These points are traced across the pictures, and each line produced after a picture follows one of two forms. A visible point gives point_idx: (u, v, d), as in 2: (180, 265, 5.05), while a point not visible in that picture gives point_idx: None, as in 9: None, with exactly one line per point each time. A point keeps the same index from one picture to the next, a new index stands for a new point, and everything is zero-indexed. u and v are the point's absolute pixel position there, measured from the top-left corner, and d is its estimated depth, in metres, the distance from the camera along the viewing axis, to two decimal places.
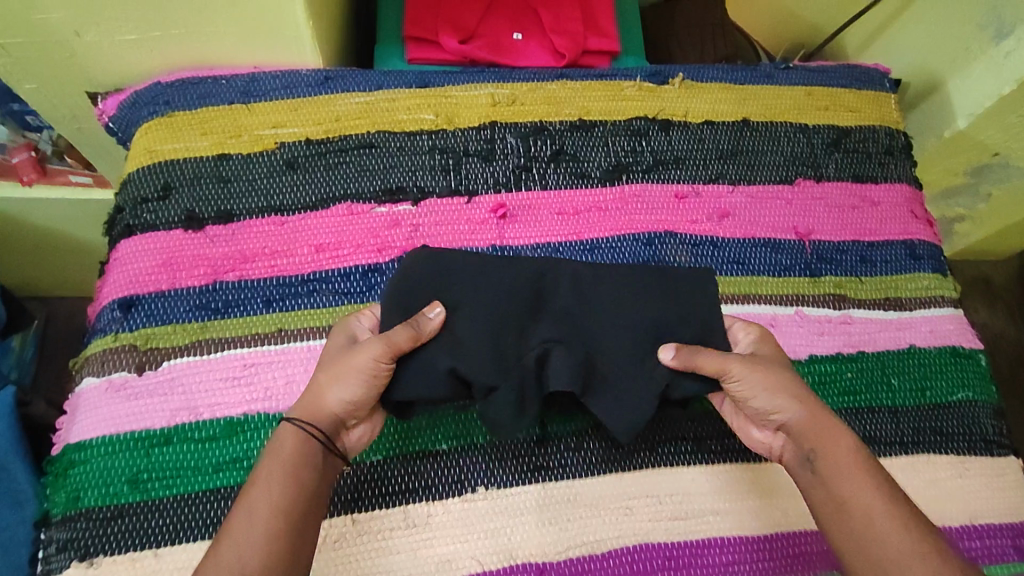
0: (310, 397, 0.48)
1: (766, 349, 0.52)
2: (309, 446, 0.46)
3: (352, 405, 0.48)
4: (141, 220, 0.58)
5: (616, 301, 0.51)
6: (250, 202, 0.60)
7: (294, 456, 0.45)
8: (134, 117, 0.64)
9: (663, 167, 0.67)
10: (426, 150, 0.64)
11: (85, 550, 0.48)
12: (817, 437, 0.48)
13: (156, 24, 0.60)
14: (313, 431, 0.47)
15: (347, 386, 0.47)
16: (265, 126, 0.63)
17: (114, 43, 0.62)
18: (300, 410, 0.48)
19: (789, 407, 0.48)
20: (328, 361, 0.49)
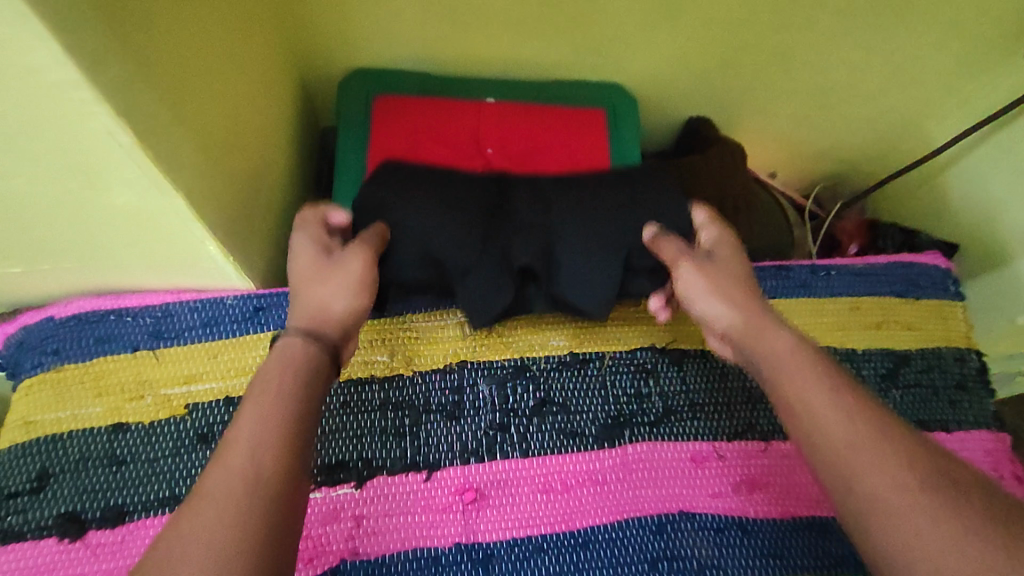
0: (308, 306, 0.45)
1: (726, 247, 0.50)
2: (314, 360, 0.42)
3: (350, 325, 0.46)
4: (4, 524, 0.46)
5: (593, 283, 0.51)
6: (147, 492, 0.47)
7: (292, 390, 0.39)
8: (20, 360, 0.53)
9: (674, 416, 0.54)
10: (378, 407, 0.51)
11: None
12: (784, 369, 0.42)
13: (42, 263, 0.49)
14: (320, 337, 0.43)
15: (347, 292, 0.46)
16: (176, 382, 0.51)
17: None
18: (302, 319, 0.44)
19: (728, 311, 0.46)
20: (312, 266, 0.47)
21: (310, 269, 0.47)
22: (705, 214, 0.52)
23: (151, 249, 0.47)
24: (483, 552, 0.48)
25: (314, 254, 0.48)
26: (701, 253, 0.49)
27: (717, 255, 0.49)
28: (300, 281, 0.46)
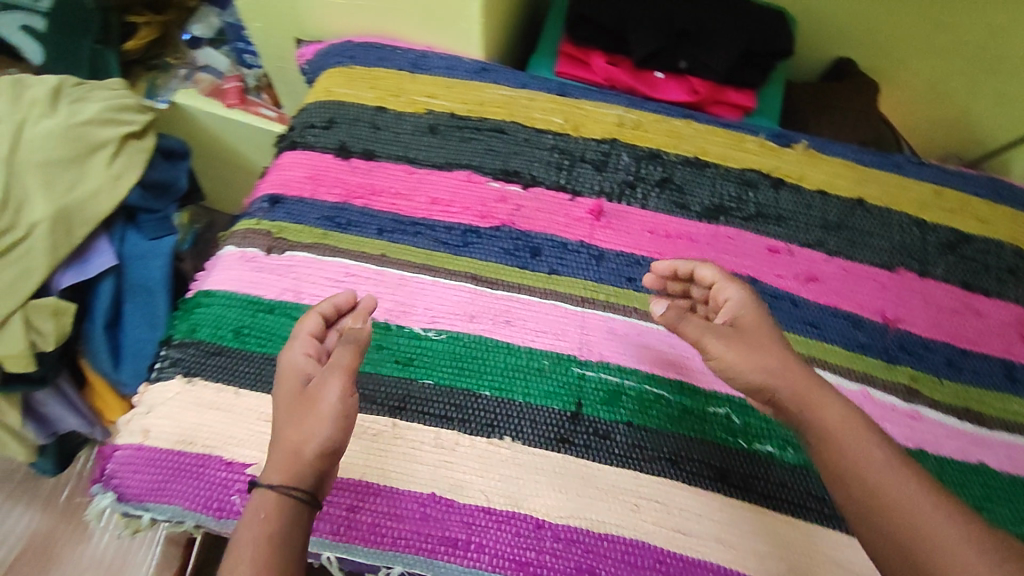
0: (284, 456, 0.45)
1: (750, 314, 0.53)
2: (293, 514, 0.44)
3: (330, 448, 0.46)
4: (306, 140, 0.71)
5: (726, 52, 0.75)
6: (391, 150, 0.71)
7: (271, 523, 0.43)
8: (323, 63, 0.79)
9: (763, 220, 0.69)
10: (548, 147, 0.71)
11: (186, 370, 0.59)
12: (800, 403, 0.48)
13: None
14: (297, 492, 0.44)
15: (319, 434, 0.45)
16: (421, 94, 0.73)
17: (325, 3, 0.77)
18: (279, 473, 0.45)
19: (763, 375, 0.49)
20: (296, 397, 0.48)
21: (297, 406, 0.47)
22: (711, 270, 0.55)
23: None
24: (599, 252, 0.66)
25: (297, 387, 0.49)
26: (726, 327, 0.52)
27: (741, 321, 0.52)
28: (281, 403, 0.48)
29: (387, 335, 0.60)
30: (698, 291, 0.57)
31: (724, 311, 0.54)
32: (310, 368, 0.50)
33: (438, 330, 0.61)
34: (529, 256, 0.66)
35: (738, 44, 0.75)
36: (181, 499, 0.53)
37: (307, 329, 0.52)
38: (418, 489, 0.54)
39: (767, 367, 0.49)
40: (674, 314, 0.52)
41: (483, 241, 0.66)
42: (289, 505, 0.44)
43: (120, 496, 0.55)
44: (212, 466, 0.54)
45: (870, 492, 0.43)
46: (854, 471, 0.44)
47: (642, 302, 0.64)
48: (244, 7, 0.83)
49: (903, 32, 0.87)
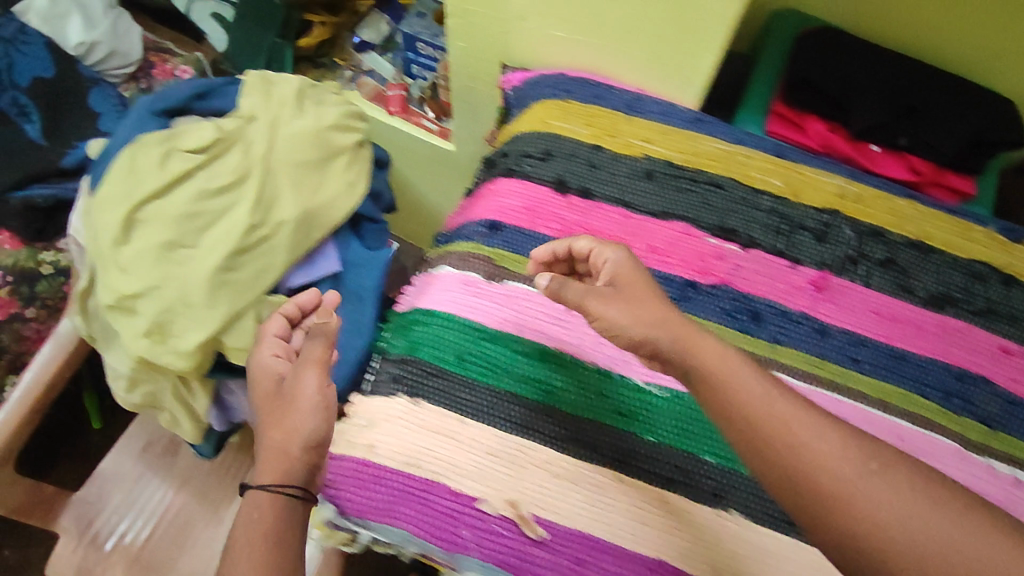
0: (271, 455, 0.52)
1: (628, 269, 0.53)
2: (289, 505, 0.51)
3: (319, 437, 0.53)
4: (522, 169, 0.71)
5: (958, 136, 0.73)
6: (608, 190, 0.70)
7: (267, 524, 0.49)
8: (533, 93, 0.78)
9: (995, 317, 0.65)
10: (767, 209, 0.70)
11: (410, 390, 0.59)
12: (721, 372, 0.45)
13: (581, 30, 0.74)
14: (293, 488, 0.51)
15: (306, 425, 0.53)
16: (637, 138, 0.72)
17: (543, 33, 0.77)
18: (267, 474, 0.51)
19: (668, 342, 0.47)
20: (267, 389, 0.56)
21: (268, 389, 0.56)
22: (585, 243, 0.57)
23: (667, 41, 0.70)
24: (822, 327, 0.64)
25: (273, 387, 0.56)
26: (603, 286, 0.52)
27: (618, 282, 0.52)
28: (263, 401, 0.55)
29: (611, 384, 0.59)
30: (582, 266, 0.59)
31: (604, 273, 0.54)
32: (284, 370, 0.57)
33: (661, 386, 0.58)
34: (750, 320, 0.64)
35: (970, 130, 0.74)
36: (408, 525, 0.54)
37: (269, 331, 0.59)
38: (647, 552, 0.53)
39: (646, 318, 0.48)
40: (555, 282, 0.53)
41: (701, 298, 0.65)
42: (285, 501, 0.50)
43: (341, 509, 0.56)
44: (439, 493, 0.54)
45: (809, 488, 0.40)
46: (782, 441, 0.42)
47: (867, 387, 0.62)
48: (453, 26, 0.83)
49: None
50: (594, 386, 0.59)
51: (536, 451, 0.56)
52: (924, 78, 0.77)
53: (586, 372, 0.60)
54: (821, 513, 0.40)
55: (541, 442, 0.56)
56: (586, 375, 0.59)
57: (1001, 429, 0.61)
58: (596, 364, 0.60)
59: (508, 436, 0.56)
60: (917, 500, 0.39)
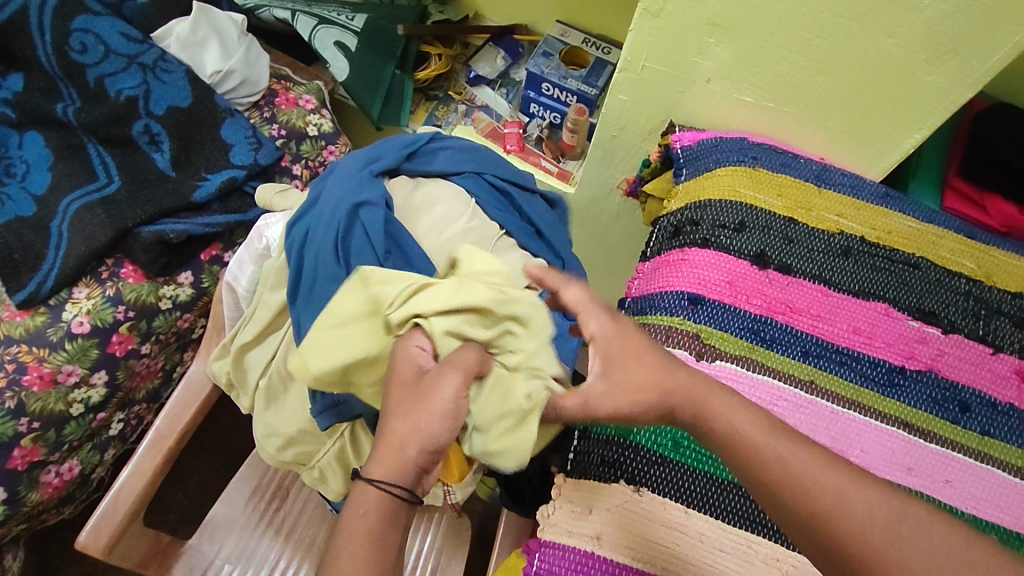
0: (387, 448, 0.46)
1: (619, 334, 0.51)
2: (394, 510, 0.45)
3: (432, 446, 0.46)
4: (718, 239, 0.69)
5: None
6: (806, 266, 0.68)
7: (376, 518, 0.44)
8: (711, 154, 0.78)
9: None
10: (963, 292, 0.69)
11: (629, 477, 0.56)
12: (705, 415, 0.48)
13: (774, 97, 0.75)
14: (402, 490, 0.45)
15: (428, 430, 0.46)
16: (830, 212, 0.72)
17: (728, 97, 0.78)
18: (381, 467, 0.45)
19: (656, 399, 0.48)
20: (404, 384, 0.48)
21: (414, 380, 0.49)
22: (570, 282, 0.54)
23: (869, 117, 0.72)
24: None
25: (417, 370, 0.49)
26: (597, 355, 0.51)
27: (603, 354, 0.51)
28: (392, 385, 0.48)
29: None
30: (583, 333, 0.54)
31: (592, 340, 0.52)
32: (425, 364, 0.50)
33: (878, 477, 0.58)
34: (959, 410, 0.62)
35: None
36: None
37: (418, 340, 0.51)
38: None
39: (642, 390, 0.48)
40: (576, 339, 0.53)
41: (910, 385, 0.63)
42: (391, 500, 0.45)
43: None
44: None
45: (806, 509, 0.43)
46: (786, 481, 0.44)
47: None
48: (621, 79, 0.82)
49: None
50: None
51: (763, 546, 0.53)
52: None
53: None
54: (845, 545, 0.42)
55: (774, 539, 0.53)
56: None
57: None
58: None
59: (732, 529, 0.54)
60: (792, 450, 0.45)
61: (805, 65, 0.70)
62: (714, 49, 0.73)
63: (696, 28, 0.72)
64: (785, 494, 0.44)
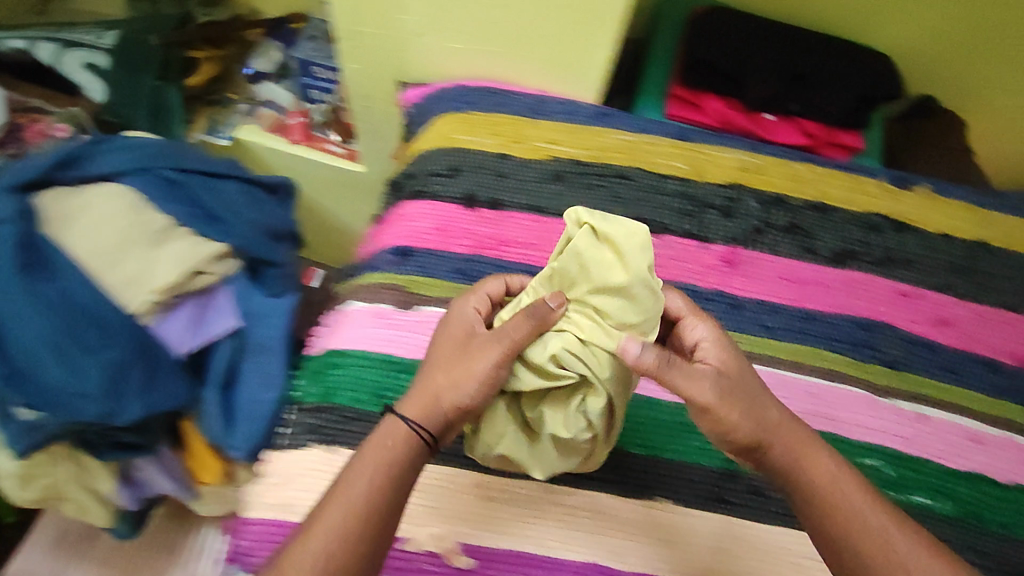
0: (424, 392, 0.50)
1: (732, 361, 0.50)
2: (410, 447, 0.49)
3: (472, 407, 0.49)
4: (429, 189, 0.69)
5: (844, 93, 0.77)
6: (518, 199, 0.69)
7: (392, 451, 0.48)
8: (434, 107, 0.77)
9: (890, 264, 0.69)
10: (675, 193, 0.71)
11: (327, 438, 0.58)
12: (796, 465, 0.47)
13: (477, 40, 0.74)
14: (419, 429, 0.49)
15: (465, 388, 0.48)
16: (542, 141, 0.72)
17: (440, 48, 0.76)
18: (413, 408, 0.50)
19: (755, 427, 0.47)
20: (456, 341, 0.52)
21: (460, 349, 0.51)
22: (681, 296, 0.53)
23: (562, 42, 0.71)
24: (737, 301, 0.66)
25: (463, 333, 0.52)
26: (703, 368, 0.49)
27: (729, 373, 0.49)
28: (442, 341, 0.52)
29: None
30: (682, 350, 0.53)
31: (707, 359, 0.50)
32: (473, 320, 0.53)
33: None
34: None
35: (853, 88, 0.77)
36: None
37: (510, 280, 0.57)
38: (574, 560, 0.54)
39: (768, 421, 0.48)
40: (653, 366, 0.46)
41: None
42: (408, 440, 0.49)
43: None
44: None
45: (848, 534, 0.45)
46: (818, 485, 0.46)
47: (783, 354, 0.63)
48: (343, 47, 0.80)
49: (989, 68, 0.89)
50: None
51: (457, 476, 0.56)
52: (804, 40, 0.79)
53: None
54: None
55: (464, 466, 0.57)
56: None
57: (909, 369, 0.64)
58: None
59: (434, 467, 0.57)
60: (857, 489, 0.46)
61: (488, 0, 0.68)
62: (406, 3, 0.71)
63: None
64: (830, 508, 0.46)
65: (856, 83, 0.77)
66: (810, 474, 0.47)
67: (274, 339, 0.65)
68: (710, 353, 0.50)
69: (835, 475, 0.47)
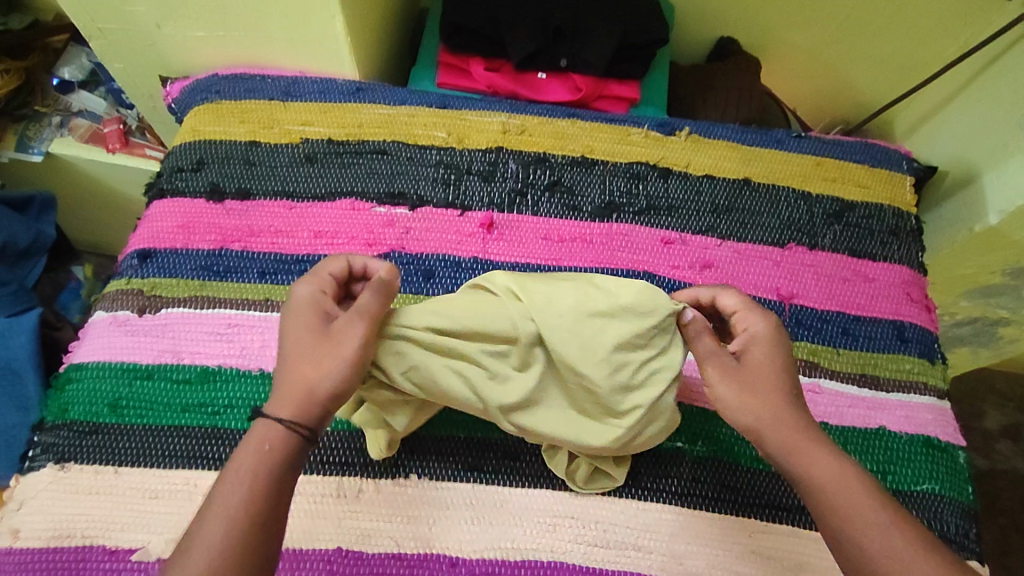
0: (295, 388, 0.46)
1: (761, 353, 0.50)
2: (292, 449, 0.45)
3: (341, 390, 0.47)
4: (174, 186, 0.67)
5: (609, 41, 0.75)
6: (268, 186, 0.67)
7: (274, 459, 0.44)
8: (190, 100, 0.73)
9: (655, 212, 0.69)
10: (433, 163, 0.69)
11: (60, 456, 0.56)
12: (792, 458, 0.47)
13: (220, 26, 0.70)
14: (299, 426, 0.46)
15: (331, 373, 0.46)
16: (295, 123, 0.70)
17: (187, 37, 0.72)
18: (285, 407, 0.46)
19: (759, 414, 0.48)
20: (303, 341, 0.48)
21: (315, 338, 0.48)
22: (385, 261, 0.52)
23: (300, 18, 0.67)
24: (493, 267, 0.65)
25: (313, 321, 0.49)
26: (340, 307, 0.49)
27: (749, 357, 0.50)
28: (299, 328, 0.48)
29: None
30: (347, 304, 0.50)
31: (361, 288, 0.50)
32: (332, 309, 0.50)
33: None
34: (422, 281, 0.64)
35: (619, 37, 0.76)
36: None
37: (328, 267, 0.52)
38: (323, 546, 0.53)
39: (758, 408, 0.48)
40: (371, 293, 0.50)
41: None
42: (287, 438, 0.45)
43: None
44: (95, 557, 0.52)
45: (824, 507, 0.45)
46: (805, 468, 0.46)
47: None
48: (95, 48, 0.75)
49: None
50: (258, 392, 0.58)
51: (200, 479, 0.55)
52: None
53: (252, 380, 0.58)
54: (837, 537, 0.44)
55: (204, 467, 0.55)
56: (252, 383, 0.58)
57: None
58: (261, 369, 0.59)
59: (173, 472, 0.55)
60: (846, 472, 0.46)
61: None
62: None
63: None
64: (816, 493, 0.45)
65: (622, 32, 0.76)
66: (795, 462, 0.47)
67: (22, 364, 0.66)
68: (761, 352, 0.50)
69: (835, 469, 0.46)
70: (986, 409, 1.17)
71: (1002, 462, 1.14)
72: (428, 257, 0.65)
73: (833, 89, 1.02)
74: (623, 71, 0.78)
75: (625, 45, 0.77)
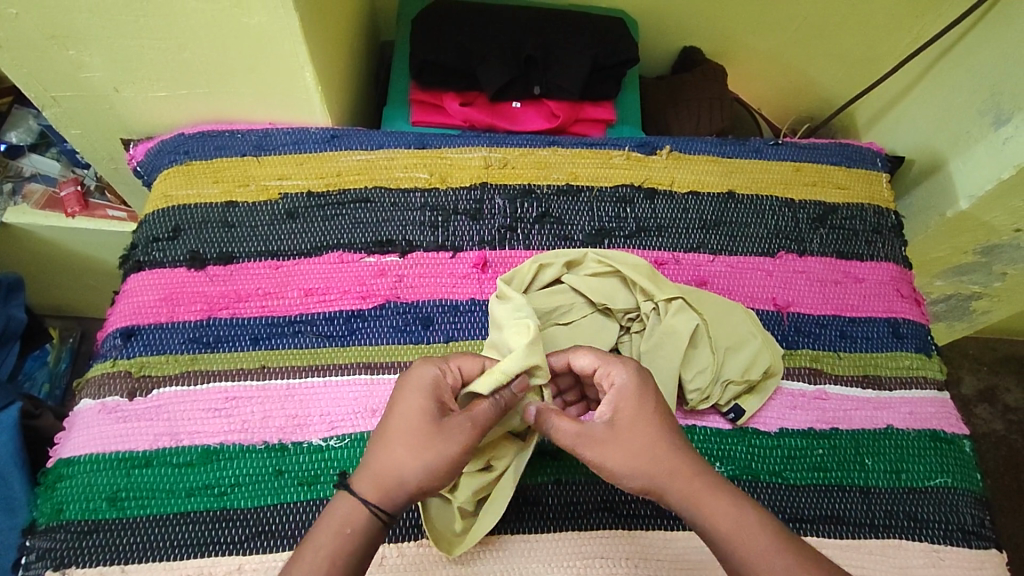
0: (384, 472, 0.46)
1: (630, 407, 0.49)
2: (371, 531, 0.46)
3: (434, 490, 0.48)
4: (151, 257, 0.64)
5: (580, 65, 0.75)
6: (250, 247, 0.65)
7: (356, 541, 0.45)
8: (157, 163, 0.70)
9: (646, 233, 0.69)
10: (418, 207, 0.68)
11: (59, 561, 0.52)
12: (690, 512, 0.46)
13: (182, 85, 0.67)
14: (385, 514, 0.46)
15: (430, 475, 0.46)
16: (271, 178, 0.68)
17: (148, 98, 0.69)
18: (370, 489, 0.46)
19: (644, 472, 0.47)
20: (412, 425, 0.47)
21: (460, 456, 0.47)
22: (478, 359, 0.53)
23: (266, 71, 0.65)
24: None
25: (430, 409, 0.48)
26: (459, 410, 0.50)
27: (620, 413, 0.49)
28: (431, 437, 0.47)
29: (285, 458, 0.56)
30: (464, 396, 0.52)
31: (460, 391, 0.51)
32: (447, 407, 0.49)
33: (339, 436, 0.57)
34: (422, 328, 0.63)
35: (589, 60, 0.76)
36: None
37: (459, 360, 0.52)
38: None
39: (641, 468, 0.47)
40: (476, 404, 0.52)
41: (370, 324, 0.63)
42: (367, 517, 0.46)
43: None
44: None
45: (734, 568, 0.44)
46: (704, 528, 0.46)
47: None
48: (49, 116, 0.72)
49: (734, 6, 0.92)
50: (266, 467, 0.56)
51: (214, 566, 0.52)
52: (535, 23, 0.78)
53: (258, 456, 0.56)
54: None
55: (218, 553, 0.53)
56: (258, 458, 0.56)
57: None
58: (267, 442, 0.57)
59: (184, 563, 0.52)
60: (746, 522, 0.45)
61: (161, 49, 0.62)
62: (85, 60, 0.63)
63: (40, 45, 0.61)
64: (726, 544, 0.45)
65: (592, 54, 0.76)
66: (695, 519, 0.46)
67: (7, 462, 0.67)
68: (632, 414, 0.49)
69: (735, 519, 0.45)
70: (967, 378, 1.21)
71: (984, 426, 1.17)
72: (426, 304, 0.64)
73: (796, 87, 1.05)
74: (597, 93, 0.78)
75: (596, 67, 0.77)
